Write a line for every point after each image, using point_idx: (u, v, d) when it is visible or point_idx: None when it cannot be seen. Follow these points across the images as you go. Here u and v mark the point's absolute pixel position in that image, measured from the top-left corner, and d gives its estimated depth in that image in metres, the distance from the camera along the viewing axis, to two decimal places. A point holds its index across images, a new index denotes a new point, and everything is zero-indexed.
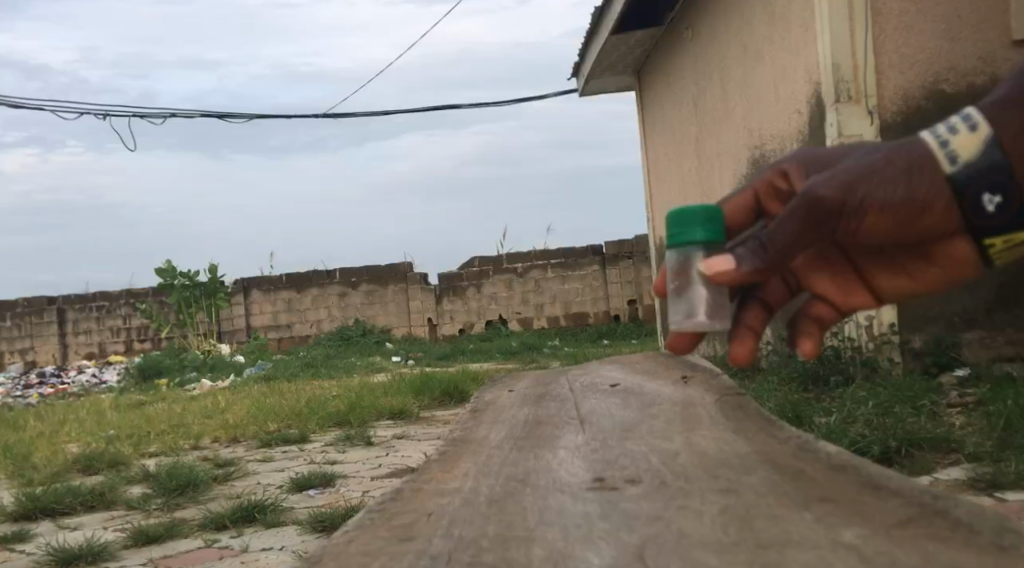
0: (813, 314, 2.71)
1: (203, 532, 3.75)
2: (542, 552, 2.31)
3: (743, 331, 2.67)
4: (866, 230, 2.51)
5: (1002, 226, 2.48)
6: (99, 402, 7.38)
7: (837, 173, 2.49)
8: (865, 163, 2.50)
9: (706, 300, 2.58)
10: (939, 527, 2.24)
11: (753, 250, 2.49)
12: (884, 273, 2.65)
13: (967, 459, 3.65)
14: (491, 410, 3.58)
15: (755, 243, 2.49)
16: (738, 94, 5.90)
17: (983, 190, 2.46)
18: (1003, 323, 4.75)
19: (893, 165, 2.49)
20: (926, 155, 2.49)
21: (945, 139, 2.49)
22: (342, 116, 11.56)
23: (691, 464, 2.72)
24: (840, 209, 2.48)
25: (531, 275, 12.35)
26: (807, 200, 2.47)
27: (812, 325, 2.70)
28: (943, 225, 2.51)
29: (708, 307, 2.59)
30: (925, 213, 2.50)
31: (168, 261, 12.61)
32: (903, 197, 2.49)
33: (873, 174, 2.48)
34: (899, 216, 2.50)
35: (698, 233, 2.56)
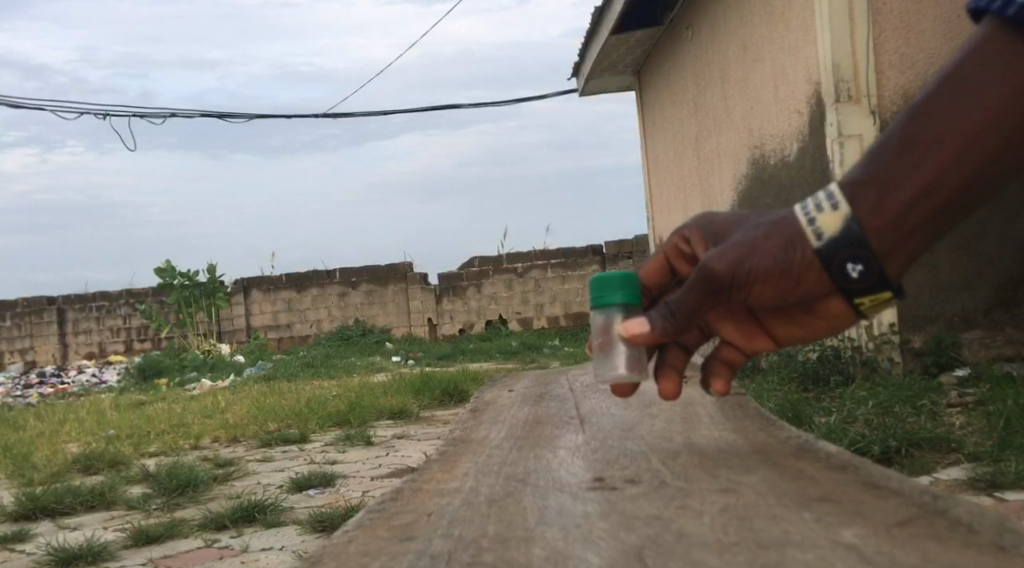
0: (722, 356, 2.54)
1: (203, 531, 3.75)
2: (542, 551, 2.30)
3: (666, 371, 2.51)
4: (751, 301, 2.26)
5: (871, 291, 2.19)
6: (99, 402, 7.38)
7: (727, 249, 2.24)
8: (748, 237, 2.25)
9: (628, 355, 2.44)
10: (939, 527, 2.24)
11: (663, 321, 2.25)
12: (777, 321, 2.44)
13: (967, 459, 3.65)
14: (490, 411, 3.58)
15: (664, 311, 2.25)
16: (738, 95, 5.90)
17: (851, 257, 2.17)
18: (1003, 322, 4.76)
19: (768, 240, 2.22)
20: (795, 230, 2.21)
21: (816, 209, 2.18)
22: (341, 116, 11.57)
23: (691, 465, 2.71)
24: (712, 288, 2.23)
25: (531, 275, 12.36)
26: (698, 276, 2.24)
27: (721, 367, 2.54)
28: (818, 290, 2.22)
29: (631, 363, 2.44)
30: (799, 283, 2.21)
31: (168, 261, 12.61)
32: (774, 269, 2.22)
33: (753, 249, 2.23)
34: (776, 290, 2.23)
35: (618, 296, 2.41)
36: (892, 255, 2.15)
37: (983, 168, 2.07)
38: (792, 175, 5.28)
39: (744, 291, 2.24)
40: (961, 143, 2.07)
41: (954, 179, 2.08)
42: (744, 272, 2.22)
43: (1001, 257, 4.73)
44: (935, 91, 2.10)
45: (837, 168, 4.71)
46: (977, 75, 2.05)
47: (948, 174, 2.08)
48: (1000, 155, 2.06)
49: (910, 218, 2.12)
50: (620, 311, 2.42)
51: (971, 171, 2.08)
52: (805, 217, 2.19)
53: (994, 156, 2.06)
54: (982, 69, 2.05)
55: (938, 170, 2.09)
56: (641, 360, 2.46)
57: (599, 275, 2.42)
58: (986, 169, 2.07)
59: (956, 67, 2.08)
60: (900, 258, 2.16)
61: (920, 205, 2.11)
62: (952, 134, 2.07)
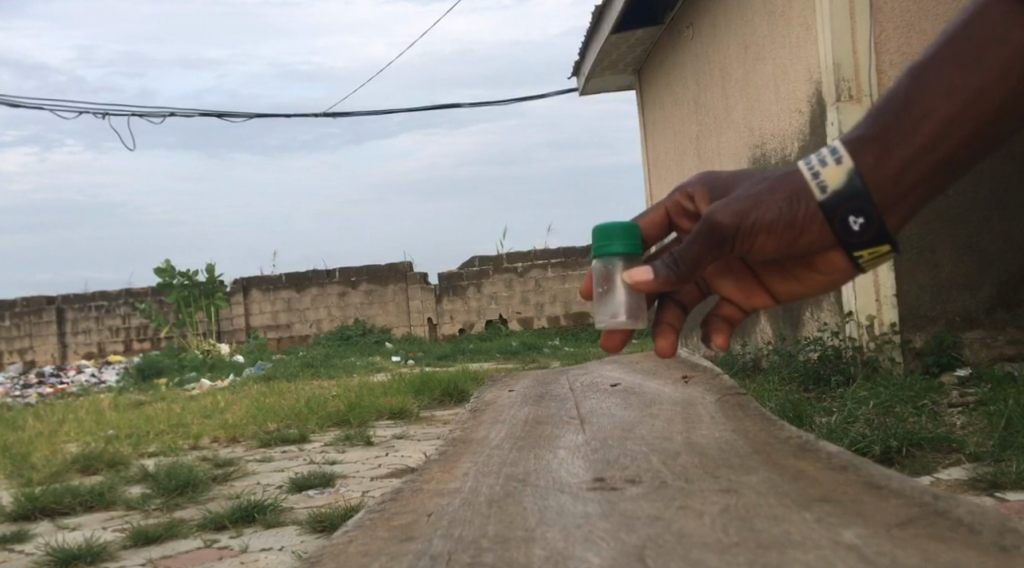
0: (723, 313, 2.57)
1: (203, 532, 3.74)
2: (542, 551, 2.29)
3: (663, 329, 2.56)
4: (754, 253, 2.31)
5: (871, 245, 2.24)
6: (98, 402, 7.38)
7: (731, 201, 2.29)
8: (753, 190, 2.29)
9: (630, 303, 2.54)
10: (940, 527, 2.23)
11: (668, 270, 2.35)
12: (776, 278, 2.45)
13: (968, 459, 3.64)
14: (490, 411, 3.57)
15: (669, 261, 2.35)
16: (739, 94, 5.90)
17: (854, 210, 2.22)
18: (1003, 323, 4.76)
19: (773, 192, 2.27)
20: (801, 184, 2.25)
21: (820, 163, 2.24)
22: (340, 116, 11.56)
23: (691, 464, 2.71)
24: (714, 238, 2.29)
25: (531, 274, 12.35)
26: (703, 229, 2.30)
27: (722, 323, 2.56)
28: (819, 243, 2.27)
29: (630, 309, 2.55)
30: (802, 236, 2.26)
31: (168, 261, 12.59)
32: (776, 222, 2.26)
33: (757, 201, 2.27)
34: (779, 242, 2.27)
35: (619, 246, 2.52)
36: (894, 209, 2.23)
37: (981, 126, 2.16)
38: None
39: (746, 243, 2.29)
40: (961, 102, 2.15)
41: (953, 136, 2.17)
42: (748, 224, 2.27)
43: (1001, 257, 4.74)
44: (937, 53, 2.19)
45: None
46: (979, 37, 2.14)
47: (948, 131, 2.17)
48: (999, 114, 2.15)
49: (910, 172, 2.20)
50: (621, 260, 2.53)
51: (969, 129, 2.16)
52: (809, 170, 2.24)
53: (992, 114, 2.15)
54: (983, 32, 2.14)
55: (937, 127, 2.17)
56: (640, 308, 2.56)
57: (601, 224, 2.53)
58: (986, 127, 2.16)
59: (961, 26, 2.17)
60: (899, 213, 2.23)
61: (920, 161, 2.19)
62: (955, 92, 2.15)
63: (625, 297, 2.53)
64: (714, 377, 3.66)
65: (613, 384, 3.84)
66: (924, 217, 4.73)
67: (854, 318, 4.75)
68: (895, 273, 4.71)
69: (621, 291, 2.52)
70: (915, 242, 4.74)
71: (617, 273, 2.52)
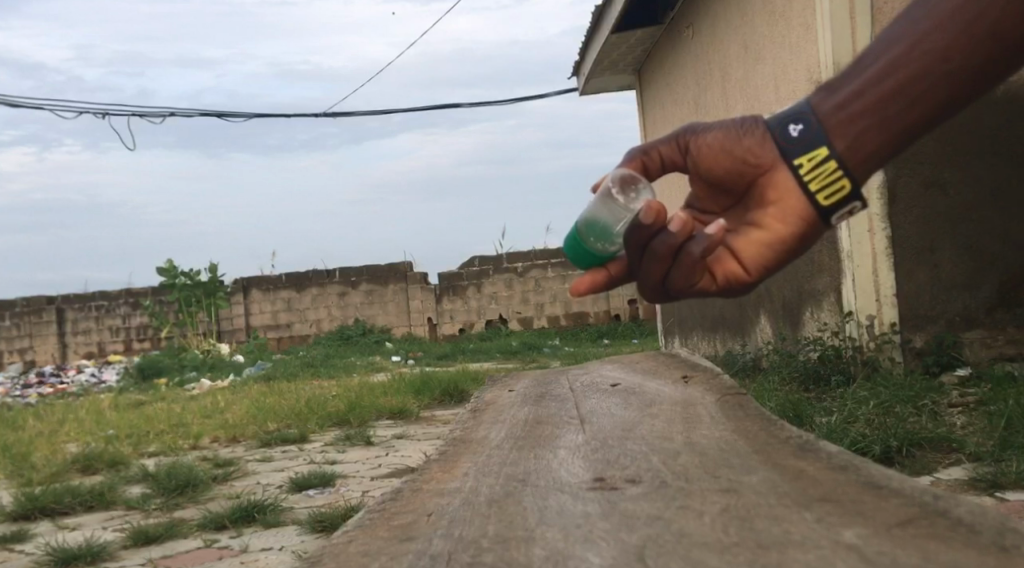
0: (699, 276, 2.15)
1: (203, 532, 3.74)
2: (542, 551, 2.29)
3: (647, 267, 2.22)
4: (703, 156, 2.17)
5: (810, 150, 2.04)
6: (98, 402, 7.38)
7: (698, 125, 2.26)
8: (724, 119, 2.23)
9: None
10: (940, 527, 2.23)
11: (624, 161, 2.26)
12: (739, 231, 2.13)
13: (968, 459, 3.65)
14: (490, 410, 3.57)
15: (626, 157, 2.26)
16: (739, 94, 5.89)
17: (798, 121, 2.06)
18: (1004, 322, 4.73)
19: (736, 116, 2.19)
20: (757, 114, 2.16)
21: None
22: (339, 116, 11.53)
23: (691, 465, 2.71)
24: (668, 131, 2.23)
25: (531, 275, 12.35)
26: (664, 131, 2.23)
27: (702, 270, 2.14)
28: (758, 150, 2.10)
29: None
30: (743, 137, 2.12)
31: (170, 260, 12.60)
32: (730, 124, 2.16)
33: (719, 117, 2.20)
34: (723, 139, 2.14)
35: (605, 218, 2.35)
36: (845, 134, 2.02)
37: (935, 53, 1.96)
38: None
39: (694, 139, 2.18)
40: (917, 28, 1.98)
41: (908, 61, 1.97)
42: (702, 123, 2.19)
43: (1001, 255, 4.73)
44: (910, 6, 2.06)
45: None
46: None
47: (900, 56, 1.99)
48: (956, 42, 1.95)
49: (860, 100, 2.02)
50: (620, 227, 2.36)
51: (923, 57, 1.97)
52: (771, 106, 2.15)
53: (949, 46, 1.95)
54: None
55: (889, 54, 1.99)
56: None
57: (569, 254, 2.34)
58: (945, 55, 1.95)
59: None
60: (849, 143, 2.02)
61: (871, 87, 2.00)
62: (911, 24, 1.98)
63: None
64: (714, 377, 3.66)
65: (613, 385, 3.83)
66: (924, 217, 4.71)
67: (855, 318, 4.79)
68: (895, 272, 4.72)
69: None
70: (916, 242, 4.72)
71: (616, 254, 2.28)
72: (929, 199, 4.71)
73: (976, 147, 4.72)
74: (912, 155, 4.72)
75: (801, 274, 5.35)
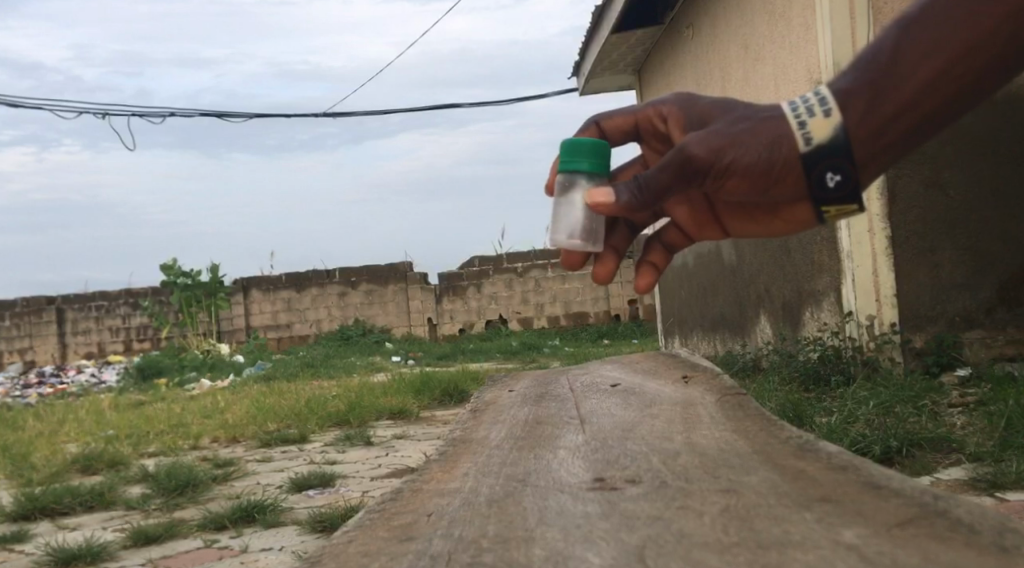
0: (667, 238, 2.43)
1: (203, 531, 3.74)
2: (542, 552, 2.29)
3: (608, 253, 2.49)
4: (724, 193, 2.07)
5: (841, 204, 2.02)
6: (98, 402, 7.38)
7: (709, 135, 2.05)
8: (736, 123, 2.05)
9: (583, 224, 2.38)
10: (940, 527, 2.23)
11: (632, 198, 2.11)
12: (735, 221, 2.25)
13: (968, 459, 3.65)
14: (490, 411, 3.57)
15: (634, 188, 2.11)
16: (739, 94, 5.88)
17: (831, 166, 2.00)
18: (1003, 322, 4.73)
19: (756, 134, 2.03)
20: (780, 132, 2.02)
21: (806, 112, 2.00)
22: (339, 116, 11.53)
23: (691, 465, 2.71)
24: (685, 167, 2.05)
25: (531, 275, 12.38)
26: (676, 159, 2.05)
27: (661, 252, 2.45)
28: (788, 196, 2.04)
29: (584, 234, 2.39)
30: (776, 185, 2.03)
31: (171, 260, 12.60)
32: (754, 166, 2.02)
33: (740, 137, 2.03)
34: (751, 189, 2.03)
35: (585, 163, 2.34)
36: (872, 168, 2.01)
37: (967, 85, 1.93)
38: None
39: (716, 184, 2.04)
40: (949, 57, 1.93)
41: (941, 93, 1.94)
42: (723, 163, 2.02)
43: (1001, 256, 4.73)
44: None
45: None
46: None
47: (933, 89, 1.94)
48: (990, 75, 1.93)
49: (892, 130, 1.97)
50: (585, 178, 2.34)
51: (954, 90, 1.94)
52: (793, 116, 2.01)
53: (979, 77, 1.93)
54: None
55: (921, 83, 1.95)
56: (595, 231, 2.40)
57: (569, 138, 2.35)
58: (973, 84, 1.93)
59: None
60: (875, 173, 2.01)
61: (902, 119, 1.96)
62: (941, 49, 1.93)
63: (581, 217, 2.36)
64: (713, 377, 3.66)
65: (613, 385, 3.83)
66: (925, 217, 4.70)
67: (855, 318, 4.80)
68: (895, 273, 4.71)
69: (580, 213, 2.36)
70: (916, 242, 4.71)
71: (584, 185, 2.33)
72: (929, 200, 4.71)
73: (976, 147, 4.71)
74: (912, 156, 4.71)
75: (801, 273, 5.34)
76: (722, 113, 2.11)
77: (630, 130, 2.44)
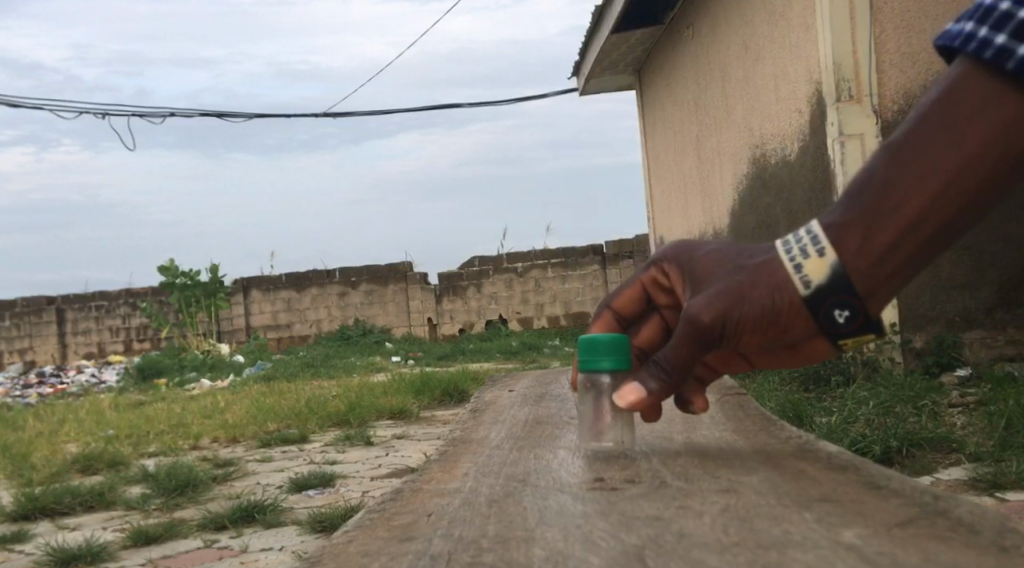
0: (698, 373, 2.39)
1: (202, 532, 3.74)
2: (542, 552, 2.29)
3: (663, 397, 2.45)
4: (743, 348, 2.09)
5: (856, 334, 1.99)
6: (98, 402, 7.37)
7: (711, 297, 2.07)
8: (737, 280, 2.05)
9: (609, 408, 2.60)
10: (941, 528, 2.23)
11: (659, 382, 2.21)
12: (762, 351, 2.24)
13: (968, 459, 3.65)
14: (490, 411, 3.58)
15: (658, 371, 2.21)
16: (738, 94, 5.87)
17: (838, 302, 1.97)
18: (1004, 322, 4.73)
19: (755, 286, 2.03)
20: (778, 280, 2.01)
21: (801, 254, 1.98)
22: (339, 115, 11.51)
23: (691, 465, 2.71)
24: (698, 339, 2.10)
25: (530, 275, 12.35)
26: (682, 328, 2.11)
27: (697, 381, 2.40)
28: (801, 338, 2.04)
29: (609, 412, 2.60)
30: (785, 331, 2.02)
31: (170, 260, 12.59)
32: (759, 320, 2.02)
33: (743, 296, 2.03)
34: (764, 339, 2.04)
35: (606, 361, 2.47)
36: (883, 296, 1.96)
37: (965, 205, 1.85)
38: (793, 174, 5.22)
39: (729, 342, 2.07)
40: (941, 180, 1.84)
41: (940, 215, 1.86)
42: (731, 324, 2.05)
43: (1000, 255, 4.71)
44: (917, 118, 1.86)
45: (837, 166, 4.72)
46: (958, 113, 1.81)
47: (929, 213, 1.87)
48: (984, 191, 1.83)
49: (893, 260, 1.92)
50: (607, 372, 2.49)
51: (953, 210, 1.86)
52: (788, 259, 2.00)
53: (978, 191, 1.83)
54: (959, 107, 1.81)
55: (914, 210, 1.87)
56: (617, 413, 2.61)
57: (588, 338, 2.48)
58: (975, 199, 1.84)
59: (939, 99, 1.84)
60: (887, 297, 1.96)
61: (902, 245, 1.90)
62: (932, 172, 1.85)
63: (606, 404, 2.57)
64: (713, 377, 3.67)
65: None
66: None
67: None
68: None
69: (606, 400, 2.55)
70: None
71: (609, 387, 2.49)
72: None
73: None
74: None
75: None
76: (723, 264, 2.12)
77: (642, 297, 2.56)
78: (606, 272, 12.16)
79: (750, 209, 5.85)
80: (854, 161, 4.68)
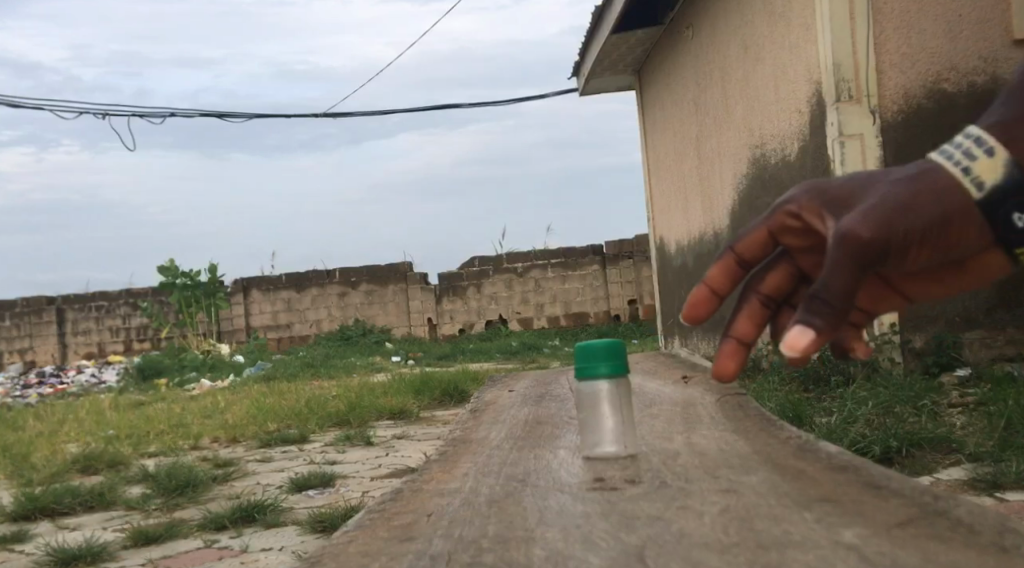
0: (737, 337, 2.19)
1: (203, 532, 3.74)
2: (542, 551, 2.30)
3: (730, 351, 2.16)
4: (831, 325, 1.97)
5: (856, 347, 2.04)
6: (98, 402, 7.38)
7: (838, 265, 1.95)
8: (837, 258, 1.96)
9: (615, 431, 2.80)
10: (941, 527, 2.24)
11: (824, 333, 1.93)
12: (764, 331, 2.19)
13: (968, 459, 3.65)
14: (490, 411, 3.58)
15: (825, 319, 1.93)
16: (739, 95, 5.87)
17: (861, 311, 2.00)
18: (1004, 323, 4.73)
19: (852, 266, 1.95)
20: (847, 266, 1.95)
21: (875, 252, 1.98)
22: (339, 115, 11.50)
23: (691, 465, 2.71)
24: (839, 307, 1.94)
25: (531, 275, 12.36)
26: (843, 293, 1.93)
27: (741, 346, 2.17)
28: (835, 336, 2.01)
29: (616, 436, 2.81)
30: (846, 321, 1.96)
31: (170, 261, 12.59)
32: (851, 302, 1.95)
33: (839, 273, 1.94)
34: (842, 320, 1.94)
35: (603, 367, 2.71)
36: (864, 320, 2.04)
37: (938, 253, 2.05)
38: (793, 174, 5.22)
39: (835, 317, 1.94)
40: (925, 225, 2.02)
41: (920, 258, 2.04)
42: (841, 297, 1.93)
43: None
44: (903, 178, 2.05)
45: (836, 167, 4.69)
46: (945, 179, 2.04)
47: (917, 252, 2.03)
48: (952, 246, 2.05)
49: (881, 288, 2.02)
50: (605, 378, 2.72)
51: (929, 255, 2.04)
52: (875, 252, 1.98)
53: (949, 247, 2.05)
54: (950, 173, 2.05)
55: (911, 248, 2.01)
56: (627, 436, 2.82)
57: (585, 346, 2.71)
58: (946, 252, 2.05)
59: (922, 168, 2.06)
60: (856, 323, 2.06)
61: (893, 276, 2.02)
62: (928, 219, 2.02)
63: (610, 425, 2.79)
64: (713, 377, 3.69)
65: None
66: None
67: None
68: None
69: (608, 422, 2.77)
70: None
71: (603, 393, 2.73)
72: None
73: None
74: (912, 155, 4.71)
75: None
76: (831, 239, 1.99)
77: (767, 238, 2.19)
78: (606, 272, 12.17)
79: (750, 210, 5.85)
80: (855, 162, 4.67)
